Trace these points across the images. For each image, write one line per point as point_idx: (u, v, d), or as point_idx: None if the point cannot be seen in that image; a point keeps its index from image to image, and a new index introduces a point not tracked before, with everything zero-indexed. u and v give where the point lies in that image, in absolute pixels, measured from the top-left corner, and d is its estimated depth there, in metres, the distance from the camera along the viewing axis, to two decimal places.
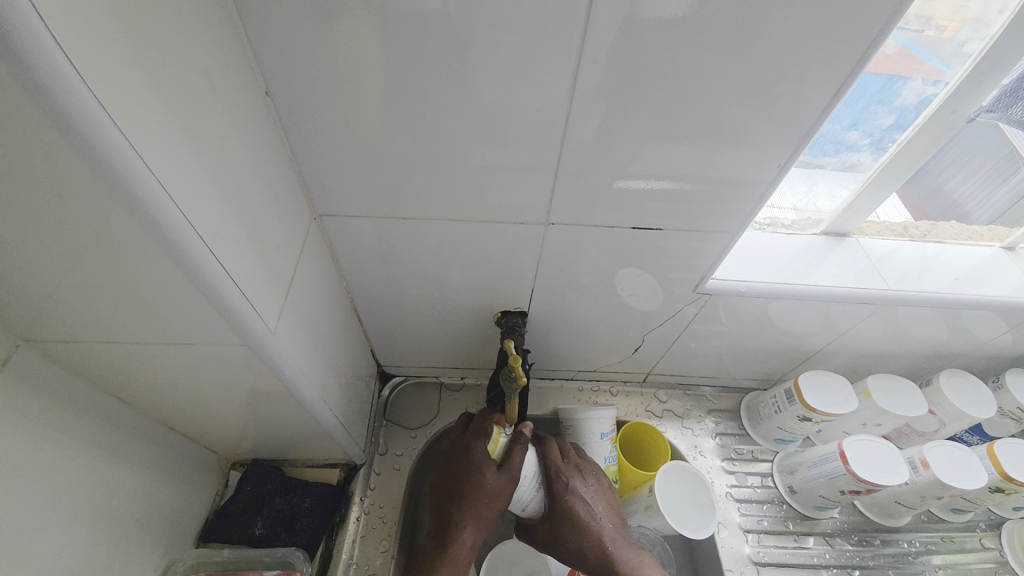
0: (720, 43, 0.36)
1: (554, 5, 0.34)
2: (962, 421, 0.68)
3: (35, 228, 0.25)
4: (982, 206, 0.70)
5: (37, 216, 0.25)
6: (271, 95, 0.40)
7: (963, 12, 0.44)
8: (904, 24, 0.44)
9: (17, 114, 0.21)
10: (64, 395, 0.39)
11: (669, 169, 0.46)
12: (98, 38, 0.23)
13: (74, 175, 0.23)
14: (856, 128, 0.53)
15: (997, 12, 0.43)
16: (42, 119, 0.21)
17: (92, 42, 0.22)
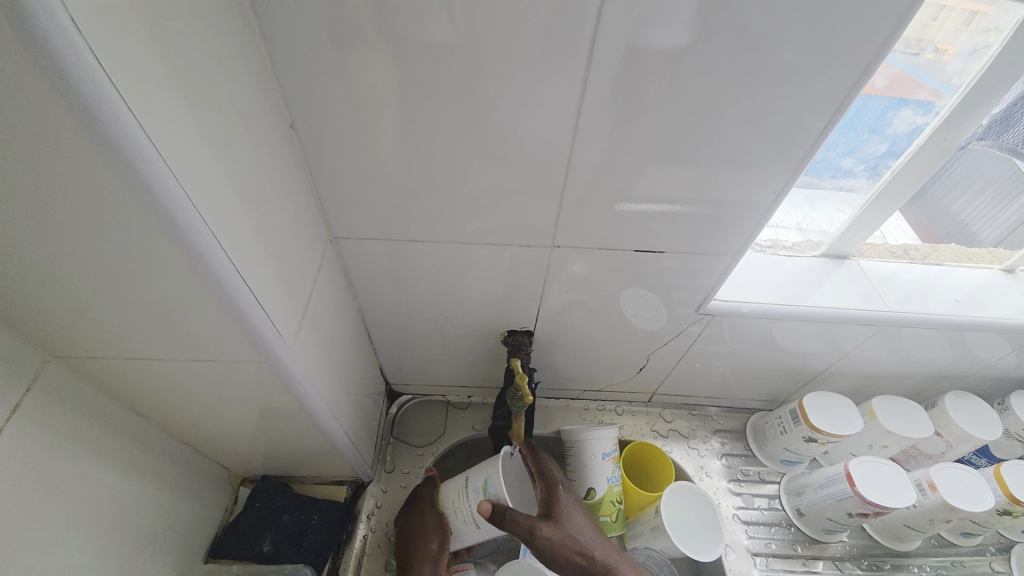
0: (718, 76, 0.38)
1: (561, 43, 0.37)
2: (969, 443, 0.68)
3: (82, 249, 0.27)
4: (989, 227, 0.70)
5: (85, 238, 0.27)
6: (295, 126, 0.43)
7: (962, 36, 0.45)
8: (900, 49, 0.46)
9: (72, 146, 0.23)
10: (89, 409, 0.41)
11: (670, 193, 0.48)
12: (153, 79, 0.25)
13: (119, 200, 0.25)
14: (851, 155, 0.56)
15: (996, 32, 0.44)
16: (96, 152, 0.23)
17: (144, 82, 0.24)
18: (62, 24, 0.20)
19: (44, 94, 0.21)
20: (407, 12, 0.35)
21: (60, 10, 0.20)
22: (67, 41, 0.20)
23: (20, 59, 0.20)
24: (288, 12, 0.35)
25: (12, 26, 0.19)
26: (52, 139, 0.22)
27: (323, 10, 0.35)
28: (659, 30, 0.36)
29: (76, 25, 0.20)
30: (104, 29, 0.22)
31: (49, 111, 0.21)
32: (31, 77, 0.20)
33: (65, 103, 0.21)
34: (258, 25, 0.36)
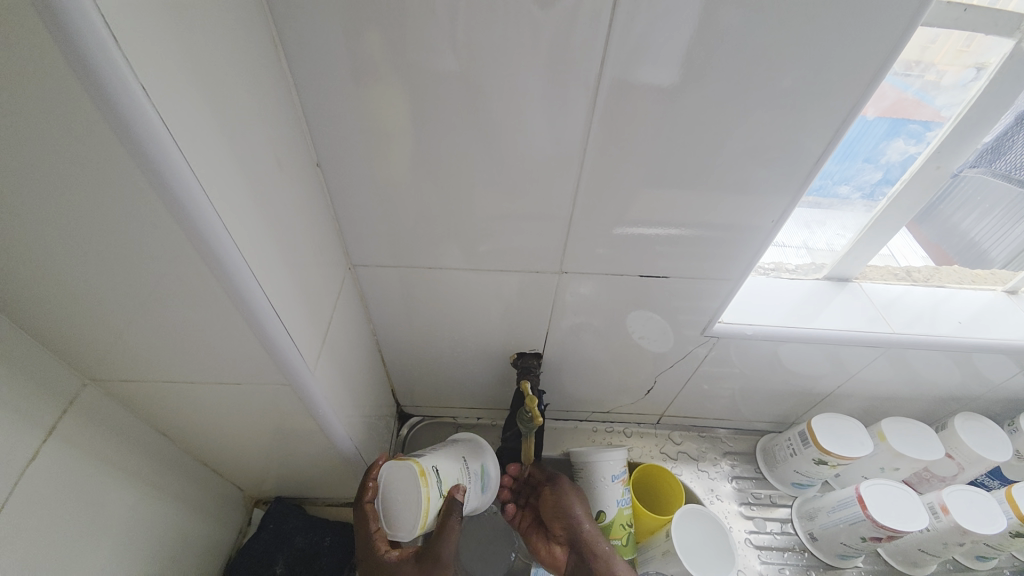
0: (713, 110, 0.41)
1: (566, 83, 0.39)
2: (981, 465, 0.68)
3: (131, 278, 0.30)
4: (1000, 244, 0.70)
5: (133, 269, 0.29)
6: (320, 163, 0.46)
7: (959, 59, 0.46)
8: (903, 73, 0.47)
9: (131, 187, 0.25)
10: (119, 431, 0.43)
11: (672, 218, 0.50)
12: (203, 127, 0.28)
13: (169, 234, 0.28)
14: (846, 182, 0.58)
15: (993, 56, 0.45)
16: (152, 195, 0.26)
17: (195, 131, 0.27)
18: (131, 86, 0.23)
19: (111, 145, 0.24)
20: (425, 56, 0.38)
21: (130, 75, 0.22)
22: (135, 100, 0.23)
23: (92, 116, 0.23)
24: (317, 60, 0.38)
25: (88, 90, 0.22)
26: (114, 181, 0.25)
27: (349, 57, 0.38)
28: (658, 70, 0.38)
29: (142, 87, 0.23)
30: (164, 88, 0.25)
31: (115, 159, 0.24)
32: (101, 131, 0.23)
33: (128, 152, 0.24)
34: (289, 72, 0.39)
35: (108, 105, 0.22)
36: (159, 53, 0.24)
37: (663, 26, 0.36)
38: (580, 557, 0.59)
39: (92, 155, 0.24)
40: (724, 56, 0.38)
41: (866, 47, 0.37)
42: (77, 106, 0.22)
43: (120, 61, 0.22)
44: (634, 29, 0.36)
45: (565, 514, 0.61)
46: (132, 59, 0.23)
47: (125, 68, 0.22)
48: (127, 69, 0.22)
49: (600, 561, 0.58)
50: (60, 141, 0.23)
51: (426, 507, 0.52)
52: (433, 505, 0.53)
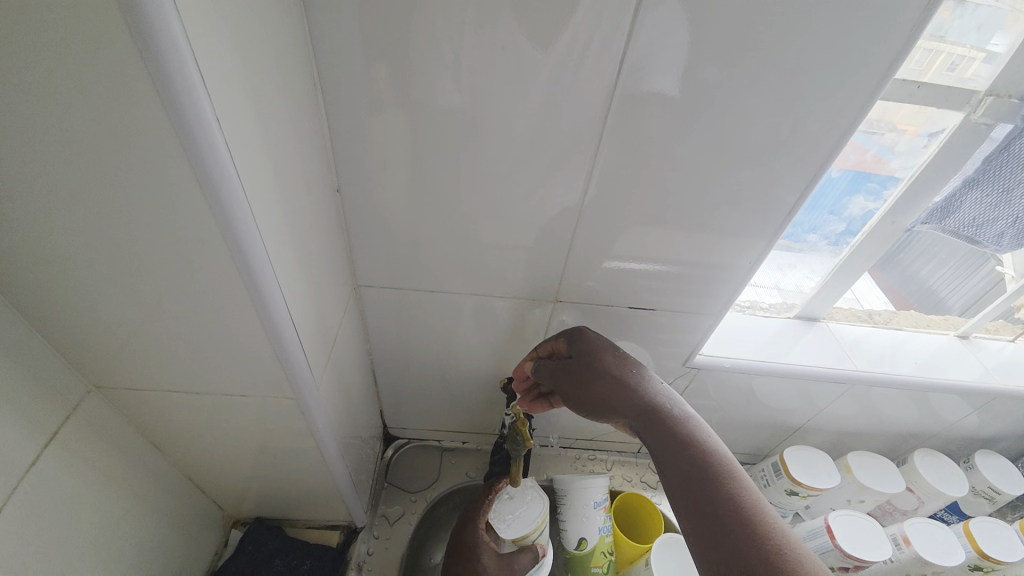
0: (703, 158, 0.46)
1: (574, 127, 0.44)
2: (939, 499, 0.72)
3: (164, 285, 0.32)
4: (956, 293, 0.77)
5: (170, 277, 0.31)
6: (338, 188, 0.48)
7: (918, 119, 0.51)
8: (863, 134, 0.53)
9: (187, 202, 0.28)
10: (115, 439, 0.43)
11: (662, 255, 0.54)
12: (254, 150, 0.30)
13: (209, 248, 0.30)
14: (815, 232, 0.64)
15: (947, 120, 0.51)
16: (206, 211, 0.28)
17: (250, 157, 0.30)
18: (207, 118, 0.25)
19: (178, 165, 0.26)
20: (448, 98, 0.42)
21: (207, 108, 0.25)
22: (207, 129, 0.25)
23: (167, 139, 0.25)
24: (349, 94, 0.42)
25: (170, 116, 0.24)
26: (171, 196, 0.27)
27: (377, 91, 0.42)
28: (655, 121, 0.43)
29: (215, 118, 0.26)
30: (230, 119, 0.27)
31: (177, 176, 0.27)
32: (171, 153, 0.25)
33: (193, 173, 0.26)
34: (323, 104, 0.42)
35: (185, 131, 0.25)
36: (230, 87, 0.27)
37: (662, 85, 0.41)
38: (666, 443, 0.43)
39: (157, 171, 0.26)
40: (714, 113, 0.43)
41: (835, 114, 0.43)
42: (156, 129, 0.25)
43: (202, 96, 0.25)
44: (638, 86, 0.41)
45: (626, 392, 0.47)
46: (212, 94, 0.25)
47: (205, 103, 0.25)
48: (204, 100, 0.25)
49: (725, 475, 0.39)
50: (132, 158, 0.26)
51: (528, 529, 0.60)
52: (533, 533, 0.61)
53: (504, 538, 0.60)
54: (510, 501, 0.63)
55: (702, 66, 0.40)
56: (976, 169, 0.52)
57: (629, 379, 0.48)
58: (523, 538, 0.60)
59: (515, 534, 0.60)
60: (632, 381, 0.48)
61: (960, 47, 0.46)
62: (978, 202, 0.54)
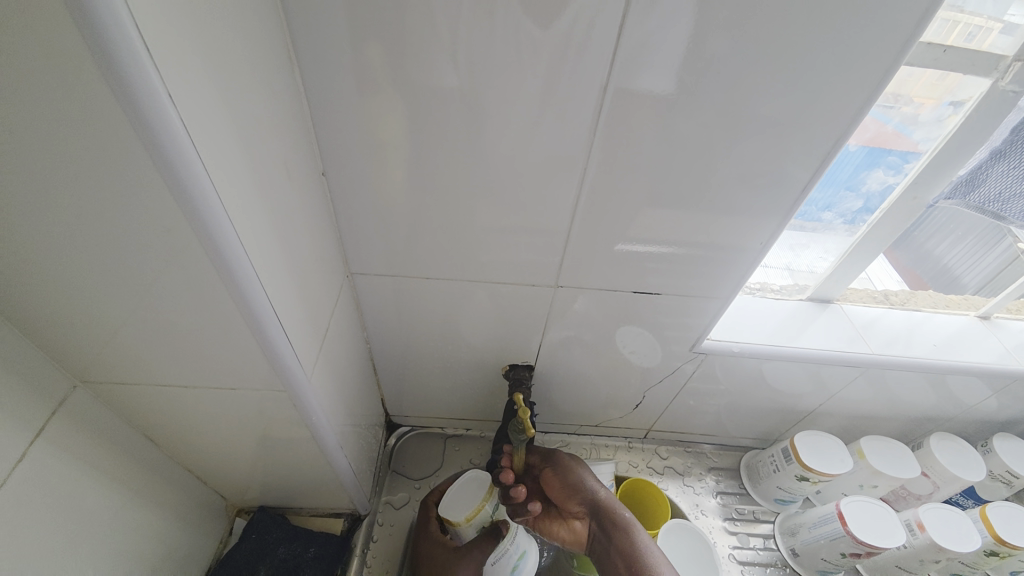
0: (708, 133, 0.43)
1: (570, 103, 0.41)
2: (955, 484, 0.70)
3: (139, 279, 0.31)
4: (972, 270, 0.73)
5: (144, 270, 0.30)
6: (325, 172, 0.46)
7: (938, 90, 0.48)
8: (881, 108, 0.50)
9: (152, 191, 0.26)
10: (106, 434, 0.42)
11: (667, 237, 0.52)
12: (221, 133, 0.28)
13: (181, 239, 0.28)
14: (830, 209, 0.61)
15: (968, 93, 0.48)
16: (172, 200, 0.26)
17: (216, 141, 0.28)
18: (160, 99, 0.23)
19: (136, 151, 0.24)
20: (430, 76, 0.39)
21: (160, 89, 0.23)
22: (162, 113, 0.23)
23: (120, 123, 0.23)
24: (329, 73, 0.39)
25: (119, 98, 0.22)
26: (135, 185, 0.26)
27: (359, 69, 0.39)
28: (657, 95, 0.40)
29: (170, 99, 0.24)
30: (189, 100, 0.25)
31: (137, 164, 0.25)
32: (127, 138, 0.24)
33: (151, 159, 0.25)
34: (303, 84, 0.40)
35: (138, 113, 0.23)
36: (187, 65, 0.25)
37: (662, 56, 0.38)
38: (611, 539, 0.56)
39: (116, 160, 0.25)
40: (720, 85, 0.40)
41: (850, 82, 0.40)
42: (109, 114, 0.23)
43: (153, 76, 0.23)
44: (637, 58, 0.38)
45: (581, 490, 0.61)
46: (163, 73, 0.23)
47: (157, 82, 0.23)
48: (157, 80, 0.23)
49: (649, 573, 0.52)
50: (86, 145, 0.24)
51: (477, 508, 0.62)
52: (485, 514, 0.62)
53: (458, 525, 0.61)
54: (460, 489, 0.65)
55: (706, 33, 0.37)
56: (1004, 140, 0.49)
57: (581, 479, 0.62)
58: (477, 521, 0.62)
59: (466, 520, 0.61)
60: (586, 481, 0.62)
61: (977, 18, 0.44)
62: (1005, 175, 0.50)
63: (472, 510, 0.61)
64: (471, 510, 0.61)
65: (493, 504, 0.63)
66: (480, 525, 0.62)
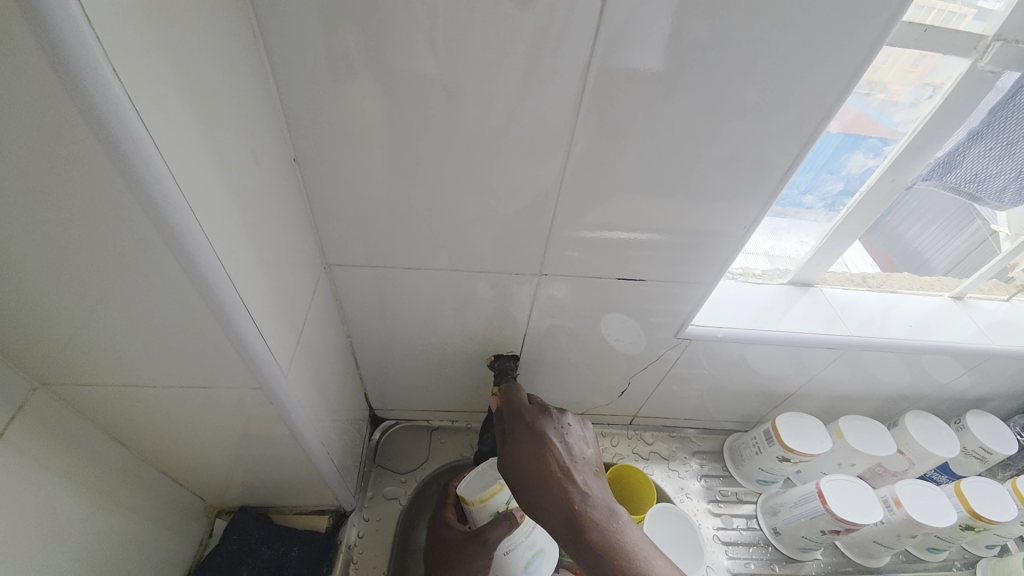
0: (692, 120, 0.42)
1: (550, 88, 0.40)
2: (929, 460, 0.72)
3: (96, 277, 0.29)
4: (941, 254, 0.77)
5: (100, 268, 0.28)
6: (297, 160, 0.44)
7: (911, 76, 0.49)
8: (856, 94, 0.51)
9: (106, 183, 0.24)
10: (70, 438, 0.40)
11: (650, 224, 0.51)
12: (180, 121, 0.27)
13: (142, 234, 0.27)
14: (810, 193, 0.61)
15: (944, 77, 0.48)
16: (129, 193, 0.25)
17: (175, 129, 0.26)
18: (107, 79, 0.21)
19: (85, 141, 0.23)
20: (409, 59, 0.38)
21: (106, 67, 0.21)
22: (112, 95, 0.22)
23: (65, 107, 0.21)
24: (298, 57, 0.37)
25: (62, 79, 0.21)
26: (86, 178, 0.24)
27: (329, 53, 0.37)
28: (638, 80, 0.39)
29: (121, 82, 0.22)
30: (142, 82, 0.23)
31: (87, 156, 0.23)
32: (75, 127, 0.22)
33: (100, 146, 0.23)
34: (269, 68, 0.38)
35: (80, 94, 0.21)
36: (138, 42, 0.23)
37: (645, 39, 0.37)
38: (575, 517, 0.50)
39: (63, 150, 0.23)
40: (702, 70, 0.39)
41: (832, 69, 0.39)
42: (52, 98, 0.21)
43: (99, 57, 0.21)
44: (618, 42, 0.37)
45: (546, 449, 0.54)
46: (110, 51, 0.21)
47: (101, 61, 0.21)
48: (104, 62, 0.21)
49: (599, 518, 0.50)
50: (28, 135, 0.22)
51: (495, 490, 0.55)
52: (501, 498, 0.56)
53: (472, 505, 0.56)
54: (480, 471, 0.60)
55: (686, 17, 0.36)
56: (981, 120, 0.50)
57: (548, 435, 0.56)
58: (492, 503, 0.55)
59: (480, 500, 0.55)
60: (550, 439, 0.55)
61: (951, 4, 0.45)
62: (982, 156, 0.52)
63: (489, 489, 0.55)
64: (488, 490, 0.55)
65: (511, 490, 0.57)
66: (496, 509, 0.55)
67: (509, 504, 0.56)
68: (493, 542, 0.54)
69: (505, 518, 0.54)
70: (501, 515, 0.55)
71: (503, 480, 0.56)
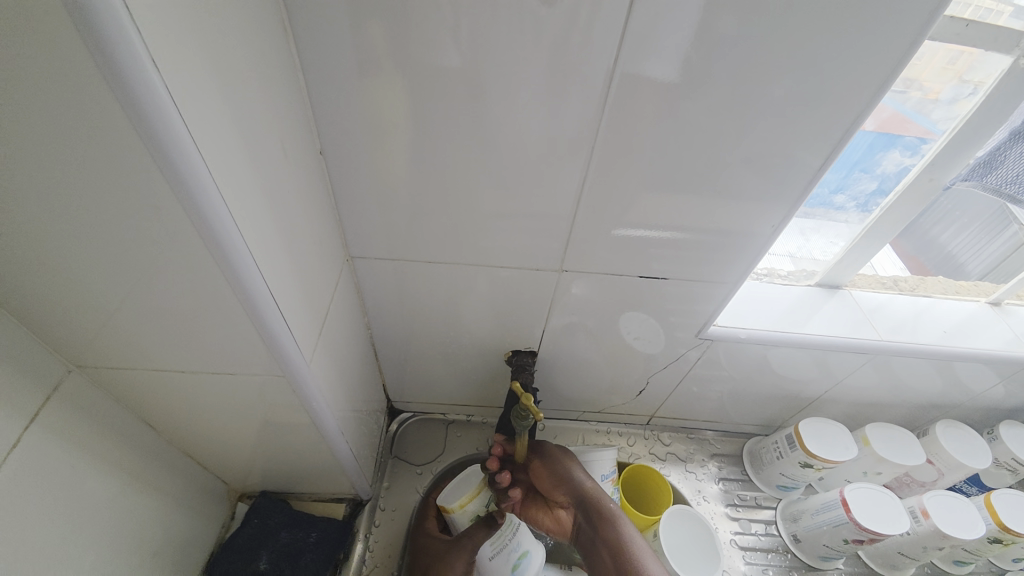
0: (722, 115, 0.41)
1: (577, 81, 0.39)
2: (960, 471, 0.70)
3: (131, 264, 0.29)
4: (976, 259, 0.74)
5: (135, 254, 0.29)
6: (323, 152, 0.45)
7: (948, 74, 0.47)
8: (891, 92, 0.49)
9: (143, 172, 0.25)
10: (101, 419, 0.42)
11: (674, 222, 0.50)
12: (214, 112, 0.27)
13: (176, 222, 0.27)
14: (842, 192, 0.59)
15: (983, 75, 0.47)
16: (164, 183, 0.25)
17: (209, 119, 0.26)
18: (146, 69, 0.22)
19: (125, 131, 0.23)
20: (435, 53, 0.38)
21: (146, 57, 0.22)
22: (150, 85, 0.22)
23: (106, 98, 0.22)
24: (326, 50, 0.38)
25: (104, 71, 0.21)
26: (125, 167, 0.25)
27: (357, 47, 0.37)
28: (668, 74, 0.38)
29: (159, 73, 0.22)
30: (178, 73, 0.24)
31: (127, 146, 0.24)
32: (116, 117, 0.23)
33: (140, 136, 0.23)
34: (298, 60, 0.38)
35: (120, 83, 0.21)
36: (176, 35, 0.23)
37: (679, 29, 0.36)
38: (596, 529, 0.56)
39: (103, 139, 0.23)
40: (733, 66, 0.38)
41: (871, 64, 0.38)
42: (94, 89, 0.22)
43: (140, 48, 0.21)
44: (649, 35, 0.36)
45: (569, 482, 0.59)
46: (149, 42, 0.22)
47: (141, 53, 0.21)
48: (145, 54, 0.21)
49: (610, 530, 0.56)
50: (72, 125, 0.23)
51: (471, 495, 0.61)
52: (479, 502, 0.61)
53: (452, 512, 0.60)
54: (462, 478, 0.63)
55: (721, 9, 0.35)
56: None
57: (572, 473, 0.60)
58: (471, 509, 0.61)
59: (459, 506, 0.60)
60: (573, 472, 0.60)
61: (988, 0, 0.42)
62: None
63: (467, 492, 0.61)
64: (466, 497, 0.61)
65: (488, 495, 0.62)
66: (475, 512, 0.61)
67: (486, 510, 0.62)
68: (474, 544, 0.57)
69: (484, 521, 0.59)
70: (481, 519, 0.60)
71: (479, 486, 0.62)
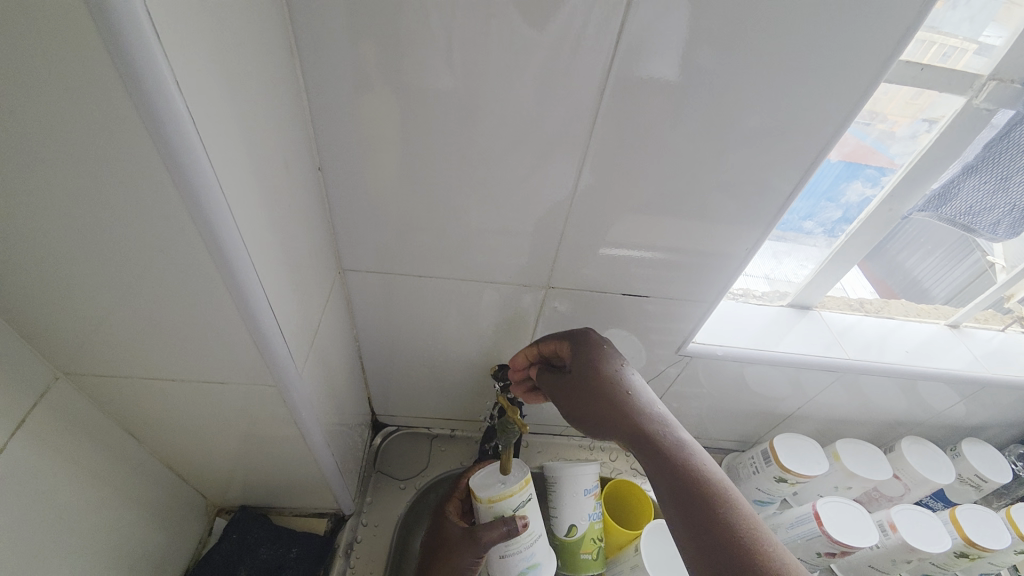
0: (699, 144, 0.44)
1: (565, 109, 0.42)
2: (924, 486, 0.73)
3: (134, 272, 0.30)
4: (940, 283, 0.79)
5: (139, 263, 0.30)
6: (321, 168, 0.46)
7: (911, 108, 0.50)
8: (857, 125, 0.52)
9: (157, 185, 0.26)
10: (87, 427, 0.41)
11: (655, 243, 0.53)
12: (225, 130, 0.29)
13: (184, 233, 0.28)
14: (810, 219, 0.63)
15: (941, 111, 0.50)
16: (176, 196, 0.27)
17: (221, 136, 0.28)
18: (168, 85, 0.23)
19: (145, 147, 0.25)
20: (433, 78, 0.40)
21: (167, 72, 0.23)
22: (169, 101, 0.23)
23: (130, 116, 0.24)
24: (329, 72, 0.40)
25: (130, 91, 0.23)
26: (139, 179, 0.26)
27: (359, 70, 0.39)
28: (649, 105, 0.42)
29: (181, 95, 0.24)
30: (197, 94, 0.25)
31: (144, 160, 0.25)
32: (136, 134, 0.24)
33: (157, 151, 0.25)
34: (302, 81, 0.40)
35: (143, 98, 0.23)
36: (196, 59, 0.25)
37: (660, 65, 0.39)
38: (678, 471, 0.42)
39: (122, 153, 0.25)
40: (709, 99, 0.41)
41: (833, 101, 0.41)
42: (119, 107, 0.23)
43: (166, 73, 0.23)
44: (632, 69, 0.39)
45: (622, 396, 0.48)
46: (174, 67, 0.23)
47: (166, 76, 0.23)
48: (169, 77, 0.23)
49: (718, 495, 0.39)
50: (94, 139, 0.24)
51: (504, 495, 0.55)
52: (510, 503, 0.55)
53: (479, 501, 0.56)
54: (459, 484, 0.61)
55: (697, 50, 0.38)
56: (976, 155, 0.52)
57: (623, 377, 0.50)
58: (499, 506, 0.55)
59: (487, 500, 0.55)
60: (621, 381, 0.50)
61: (953, 39, 0.46)
62: (977, 189, 0.54)
63: (501, 492, 0.54)
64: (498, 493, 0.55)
65: (523, 497, 0.56)
66: (500, 512, 0.55)
67: (518, 510, 0.56)
68: (485, 544, 0.54)
69: (501, 525, 0.55)
70: (502, 521, 0.55)
71: (516, 486, 0.55)
